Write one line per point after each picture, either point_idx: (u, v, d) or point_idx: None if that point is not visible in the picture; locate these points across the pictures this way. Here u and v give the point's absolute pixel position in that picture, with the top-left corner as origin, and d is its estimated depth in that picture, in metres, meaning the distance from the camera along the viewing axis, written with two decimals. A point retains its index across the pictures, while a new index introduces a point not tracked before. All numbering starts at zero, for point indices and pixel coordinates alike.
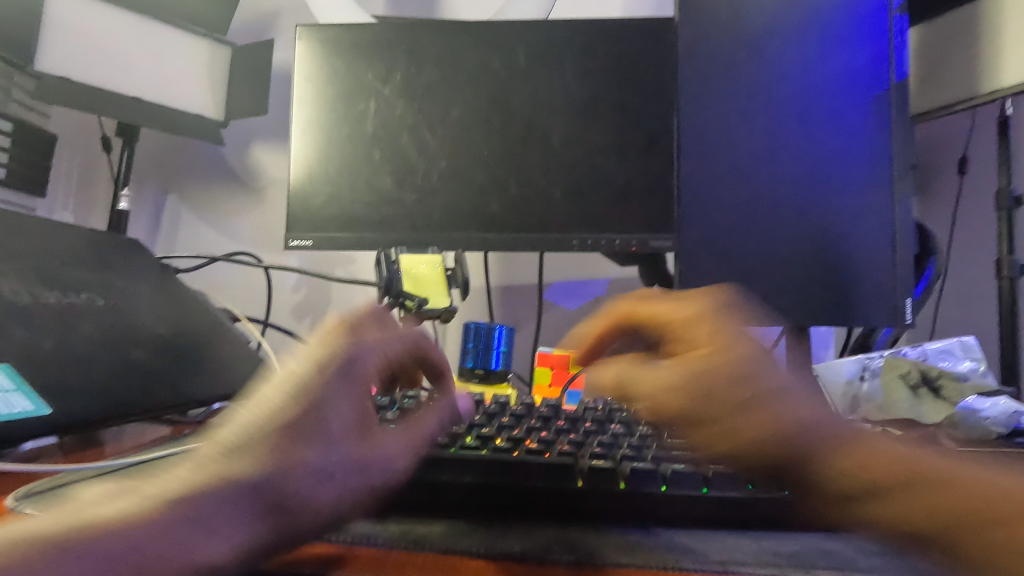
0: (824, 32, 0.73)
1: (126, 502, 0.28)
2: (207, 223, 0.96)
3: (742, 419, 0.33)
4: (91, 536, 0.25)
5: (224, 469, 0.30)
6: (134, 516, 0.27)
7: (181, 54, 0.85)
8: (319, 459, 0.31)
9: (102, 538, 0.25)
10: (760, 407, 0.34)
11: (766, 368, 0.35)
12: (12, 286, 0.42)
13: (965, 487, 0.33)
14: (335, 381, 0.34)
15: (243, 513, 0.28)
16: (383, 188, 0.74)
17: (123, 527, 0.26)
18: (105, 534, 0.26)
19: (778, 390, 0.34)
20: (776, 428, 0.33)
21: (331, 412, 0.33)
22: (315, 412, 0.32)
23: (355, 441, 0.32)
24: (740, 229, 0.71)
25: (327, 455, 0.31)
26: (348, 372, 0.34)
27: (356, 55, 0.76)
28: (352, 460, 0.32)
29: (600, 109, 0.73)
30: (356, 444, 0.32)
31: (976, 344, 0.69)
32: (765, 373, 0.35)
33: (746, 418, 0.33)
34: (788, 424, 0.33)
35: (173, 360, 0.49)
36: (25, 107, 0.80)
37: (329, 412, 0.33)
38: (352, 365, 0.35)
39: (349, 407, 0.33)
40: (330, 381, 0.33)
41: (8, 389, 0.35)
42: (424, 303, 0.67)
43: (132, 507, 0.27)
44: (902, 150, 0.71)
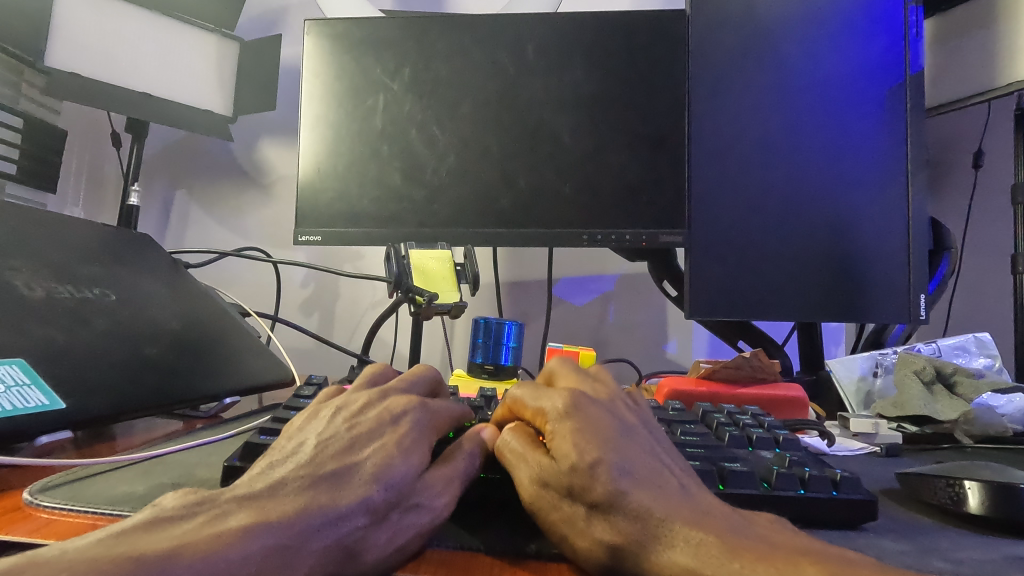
0: (837, 26, 0.72)
1: (180, 526, 0.24)
2: (216, 219, 0.97)
3: (674, 557, 0.25)
4: (164, 558, 0.22)
5: (284, 498, 0.26)
6: (204, 538, 0.23)
7: (190, 50, 0.85)
8: (384, 494, 0.28)
9: (177, 560, 0.22)
10: (598, 517, 0.28)
11: (577, 433, 0.31)
12: (25, 281, 0.43)
13: (987, 484, 0.32)
14: (403, 434, 0.33)
15: (311, 543, 0.25)
16: (392, 184, 0.73)
17: (200, 549, 0.22)
18: (178, 557, 0.22)
19: (602, 462, 0.29)
20: (626, 541, 0.27)
21: (397, 456, 0.31)
22: (381, 455, 0.30)
23: (417, 482, 0.30)
24: (752, 224, 0.71)
25: (391, 491, 0.28)
26: (415, 430, 0.34)
27: (365, 50, 0.75)
28: (414, 499, 0.29)
29: (610, 103, 0.72)
30: (417, 485, 0.30)
31: (991, 340, 0.69)
32: (595, 442, 0.30)
33: (590, 536, 0.27)
34: (633, 529, 0.27)
35: (185, 355, 0.49)
36: (35, 103, 0.80)
37: (394, 456, 0.31)
38: (418, 423, 0.34)
39: (411, 453, 0.31)
40: (399, 435, 0.33)
41: (22, 384, 0.35)
42: (433, 298, 0.64)
43: (193, 531, 0.24)
44: (917, 144, 0.70)
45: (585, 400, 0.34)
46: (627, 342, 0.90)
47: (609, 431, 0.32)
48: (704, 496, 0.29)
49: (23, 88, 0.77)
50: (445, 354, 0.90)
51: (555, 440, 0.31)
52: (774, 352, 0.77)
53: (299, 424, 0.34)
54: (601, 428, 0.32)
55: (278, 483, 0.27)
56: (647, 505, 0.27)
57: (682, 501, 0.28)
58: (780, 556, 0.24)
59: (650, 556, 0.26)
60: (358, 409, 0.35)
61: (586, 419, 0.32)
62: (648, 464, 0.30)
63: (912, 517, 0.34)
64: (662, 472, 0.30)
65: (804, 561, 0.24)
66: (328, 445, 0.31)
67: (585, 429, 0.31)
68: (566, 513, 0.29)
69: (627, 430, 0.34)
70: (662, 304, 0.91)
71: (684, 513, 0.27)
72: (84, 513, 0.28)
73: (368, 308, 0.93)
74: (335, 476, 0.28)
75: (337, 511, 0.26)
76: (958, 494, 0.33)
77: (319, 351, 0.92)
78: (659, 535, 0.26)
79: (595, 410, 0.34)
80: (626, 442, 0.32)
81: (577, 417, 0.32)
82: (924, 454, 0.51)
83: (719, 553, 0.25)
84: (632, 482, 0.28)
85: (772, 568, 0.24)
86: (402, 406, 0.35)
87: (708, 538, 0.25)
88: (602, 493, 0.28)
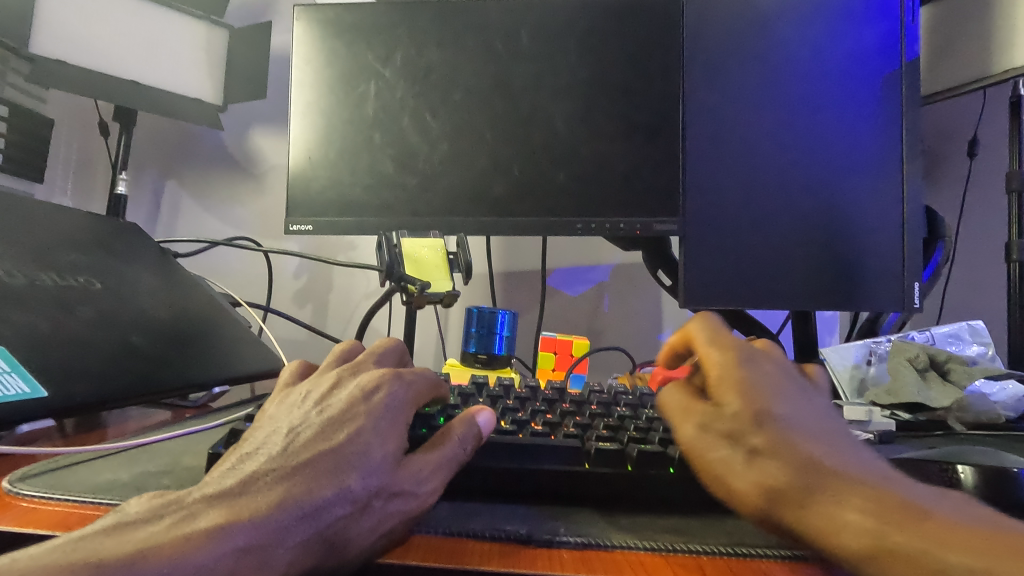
0: (834, 11, 0.71)
1: (147, 528, 0.24)
2: (207, 210, 0.95)
3: (847, 513, 0.25)
4: (127, 565, 0.21)
5: (256, 493, 0.26)
6: (172, 541, 0.23)
7: (180, 37, 0.84)
8: (363, 483, 0.27)
9: (141, 566, 0.21)
10: (761, 461, 0.28)
11: (741, 383, 0.32)
12: (8, 269, 0.42)
13: (980, 469, 0.32)
14: (376, 414, 0.32)
15: (287, 538, 0.25)
16: (384, 172, 0.73)
17: (167, 552, 0.22)
18: (143, 563, 0.22)
19: (770, 415, 0.30)
20: (791, 485, 0.27)
21: (372, 440, 0.30)
22: (357, 440, 0.30)
23: (397, 468, 0.29)
24: (746, 212, 0.70)
25: (370, 480, 0.28)
26: (390, 408, 0.33)
27: (355, 36, 0.74)
28: (396, 486, 0.28)
29: (605, 90, 0.72)
30: (398, 472, 0.29)
31: (985, 328, 0.69)
32: (761, 391, 0.31)
33: (750, 480, 0.28)
34: (802, 478, 0.27)
35: (172, 344, 0.48)
36: (21, 91, 0.79)
37: (371, 442, 0.30)
38: (393, 399, 0.33)
39: (389, 438, 0.31)
40: (373, 416, 0.31)
41: (4, 372, 0.35)
42: (426, 286, 0.64)
43: (160, 535, 0.23)
44: (911, 132, 0.69)
45: (753, 348, 0.35)
46: (621, 332, 0.90)
47: (775, 382, 0.33)
48: (875, 466, 0.29)
49: (8, 75, 0.75)
50: (439, 344, 0.89)
51: (719, 387, 0.32)
52: (768, 340, 0.77)
53: (272, 414, 0.34)
54: (770, 381, 0.33)
55: (251, 477, 0.27)
56: (818, 459, 0.28)
57: (859, 465, 0.28)
58: (983, 532, 0.24)
59: (818, 505, 0.26)
60: (330, 393, 0.34)
61: (756, 370, 0.33)
62: (813, 420, 0.31)
63: None
64: (832, 433, 0.30)
65: (957, 534, 0.24)
66: (300, 431, 0.30)
67: (752, 379, 0.32)
68: (725, 455, 0.30)
69: (795, 384, 0.34)
70: (657, 293, 0.90)
71: (856, 475, 0.27)
72: (65, 502, 0.28)
73: (362, 298, 0.93)
74: (312, 464, 0.28)
75: (313, 503, 0.26)
76: (952, 478, 0.33)
77: (312, 341, 0.91)
78: (831, 488, 0.26)
79: (763, 360, 0.34)
80: (795, 397, 0.32)
81: (745, 364, 0.33)
82: (917, 441, 0.51)
83: (896, 516, 0.25)
84: (799, 434, 0.29)
85: (965, 538, 0.23)
86: (375, 383, 0.34)
87: (881, 501, 0.25)
88: (788, 470, 0.27)
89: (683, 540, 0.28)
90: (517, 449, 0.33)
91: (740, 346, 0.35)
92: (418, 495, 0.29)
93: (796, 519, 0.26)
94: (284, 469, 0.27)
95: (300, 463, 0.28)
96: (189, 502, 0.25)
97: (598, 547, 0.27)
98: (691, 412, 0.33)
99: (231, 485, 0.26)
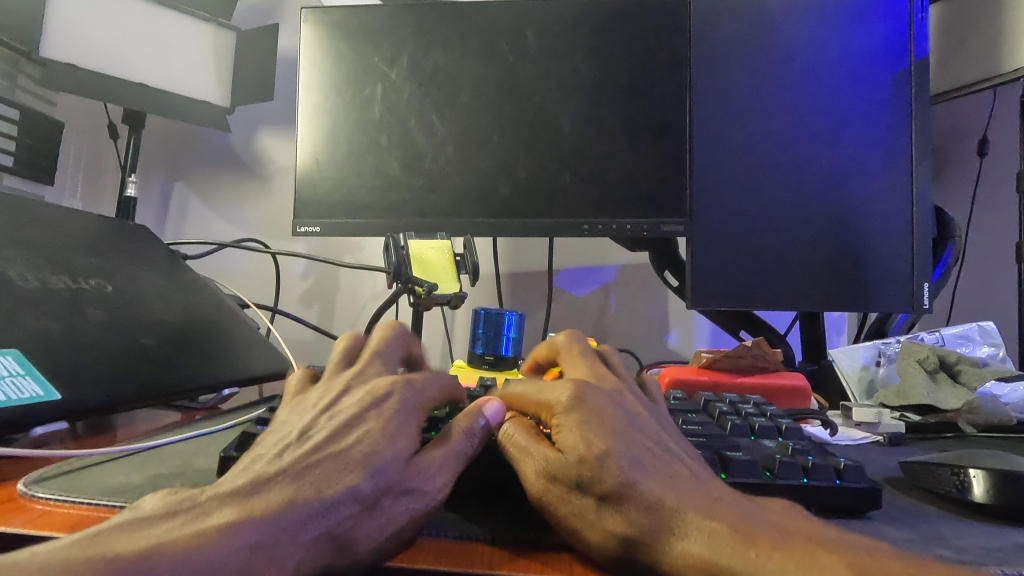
0: (841, 11, 0.71)
1: (161, 525, 0.24)
2: (215, 211, 0.96)
3: (688, 547, 0.24)
4: (141, 559, 0.21)
5: (267, 491, 0.26)
6: (185, 537, 0.23)
7: (188, 40, 0.84)
8: (372, 483, 0.28)
9: (156, 559, 0.22)
10: (608, 509, 0.27)
11: (582, 426, 0.31)
12: (21, 272, 0.42)
13: (992, 472, 0.32)
14: (388, 419, 0.32)
15: (299, 535, 0.25)
16: (391, 173, 0.73)
17: (180, 548, 0.22)
18: (157, 557, 0.22)
19: (609, 454, 0.29)
20: (638, 531, 0.26)
21: (383, 442, 0.31)
22: (368, 443, 0.30)
23: (406, 467, 0.30)
24: (753, 212, 0.70)
25: (380, 479, 0.28)
26: (401, 413, 0.33)
27: (362, 38, 0.74)
28: (406, 485, 0.29)
29: (610, 90, 0.71)
30: (408, 470, 0.30)
31: (996, 329, 0.68)
32: (602, 432, 0.30)
33: (601, 529, 0.27)
34: (644, 520, 0.26)
35: (182, 347, 0.48)
36: (32, 95, 0.80)
37: (380, 443, 0.30)
38: (404, 405, 0.34)
39: (398, 438, 0.31)
40: (384, 420, 0.32)
41: (17, 375, 0.35)
42: (433, 288, 0.64)
43: (174, 530, 0.23)
44: (920, 132, 0.69)
45: (592, 388, 0.35)
46: (628, 333, 0.90)
47: (614, 422, 0.31)
48: (721, 489, 0.28)
49: (19, 79, 0.76)
50: (446, 344, 0.89)
51: (561, 431, 0.31)
52: (776, 341, 0.77)
53: (282, 417, 0.34)
54: (608, 419, 0.32)
55: (264, 477, 0.27)
56: (658, 495, 0.27)
57: (695, 493, 0.27)
58: (796, 545, 0.24)
59: (666, 548, 0.25)
60: (339, 398, 0.35)
61: (592, 411, 0.32)
62: (655, 454, 0.30)
63: (915, 505, 0.34)
64: (670, 464, 0.29)
65: (819, 550, 0.23)
66: (311, 435, 0.31)
67: (591, 420, 0.31)
68: (575, 506, 0.28)
69: (633, 422, 0.33)
70: (664, 293, 0.90)
71: (694, 503, 0.26)
72: (79, 504, 0.28)
73: (369, 299, 0.93)
74: (320, 465, 0.28)
75: (323, 501, 0.26)
76: (962, 482, 0.33)
77: (319, 342, 0.92)
78: (673, 525, 0.25)
79: (602, 399, 0.34)
80: (635, 433, 0.31)
81: (583, 406, 0.32)
82: (927, 444, 0.50)
83: (734, 542, 0.24)
84: (641, 472, 0.28)
85: (787, 554, 0.23)
86: (386, 388, 0.35)
87: (722, 527, 0.25)
88: (636, 514, 0.26)
89: None
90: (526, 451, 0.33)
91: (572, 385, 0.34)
92: (428, 494, 0.29)
93: (657, 564, 0.25)
94: (293, 471, 0.28)
95: (308, 467, 0.28)
96: (202, 501, 0.25)
97: None
98: (532, 460, 0.31)
99: (243, 485, 0.26)
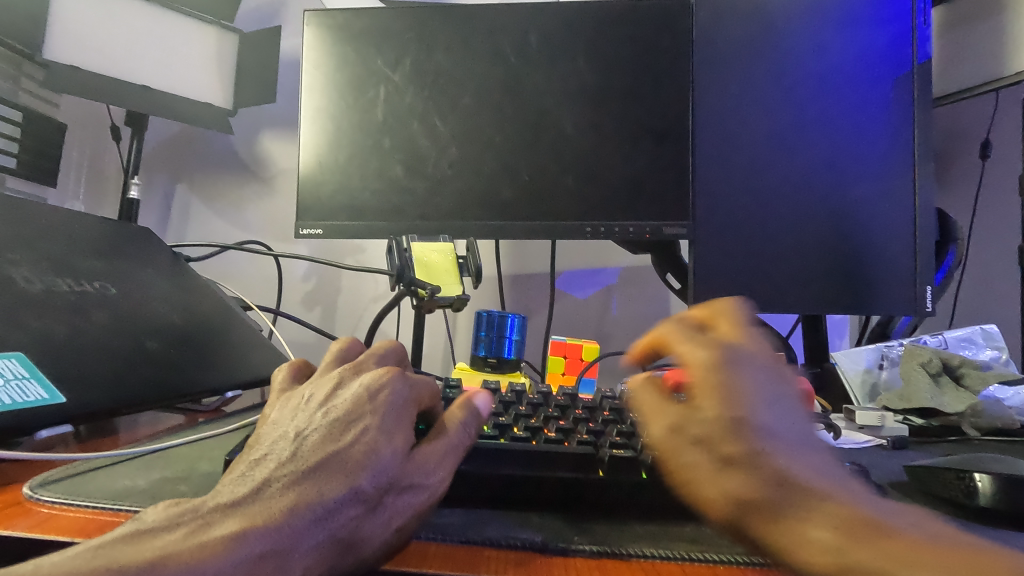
0: (844, 14, 0.71)
1: (164, 537, 0.24)
2: (217, 214, 0.96)
3: (810, 530, 0.24)
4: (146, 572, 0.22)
5: (269, 499, 0.26)
6: (189, 548, 0.23)
7: (192, 43, 0.85)
8: (373, 481, 0.27)
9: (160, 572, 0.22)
10: (732, 474, 0.27)
11: (723, 388, 0.30)
12: (25, 275, 0.42)
13: (997, 476, 0.32)
14: (382, 413, 0.31)
15: (303, 542, 0.24)
16: (393, 176, 0.73)
17: (185, 560, 0.22)
18: (162, 569, 0.22)
19: (748, 422, 0.29)
20: (753, 496, 0.26)
21: (381, 438, 0.30)
22: (365, 438, 0.29)
23: (406, 463, 0.29)
24: (756, 215, 0.70)
25: (381, 478, 0.28)
26: (395, 405, 0.32)
27: (365, 41, 0.74)
28: (407, 480, 0.28)
29: (613, 93, 0.72)
30: (407, 466, 0.29)
31: (999, 332, 0.68)
32: (744, 398, 0.30)
33: (720, 489, 0.27)
34: (768, 492, 0.26)
35: (185, 349, 0.48)
36: (35, 97, 0.80)
37: (378, 439, 0.29)
38: (398, 397, 0.33)
39: (395, 434, 0.30)
40: (379, 414, 0.31)
41: (21, 378, 0.35)
42: (436, 291, 0.65)
43: (177, 542, 0.23)
44: (923, 135, 0.69)
45: (748, 350, 0.33)
46: (630, 336, 0.90)
47: (760, 390, 0.31)
48: (848, 480, 0.28)
49: (22, 81, 0.76)
50: (448, 346, 0.89)
51: (700, 387, 0.31)
52: (779, 344, 0.77)
53: (276, 418, 0.33)
54: (757, 387, 0.31)
55: (264, 485, 0.27)
56: (791, 473, 0.27)
57: (830, 482, 0.27)
58: (959, 551, 0.23)
59: (785, 521, 0.25)
60: (333, 394, 0.34)
61: (737, 375, 0.31)
62: (795, 433, 0.29)
63: (921, 510, 0.34)
64: (807, 448, 0.29)
65: (976, 557, 0.23)
66: (307, 435, 0.30)
67: (738, 385, 0.30)
68: (699, 462, 0.29)
69: (780, 393, 0.32)
70: (666, 296, 0.90)
71: (829, 490, 0.26)
72: (83, 508, 0.28)
73: (370, 302, 0.93)
74: (322, 466, 0.28)
75: (326, 505, 0.26)
76: (968, 487, 0.33)
77: (321, 344, 0.92)
78: (797, 505, 0.25)
79: (754, 362, 0.32)
80: (779, 407, 0.30)
81: (733, 367, 0.31)
82: (931, 448, 0.50)
83: (866, 535, 0.24)
84: (777, 447, 0.28)
85: (943, 558, 0.23)
86: (378, 382, 0.33)
87: (854, 519, 0.25)
88: (764, 483, 0.26)
89: (698, 548, 0.28)
90: (529, 455, 0.33)
91: (727, 344, 0.33)
92: (428, 488, 0.29)
93: (764, 532, 0.25)
94: (294, 475, 0.27)
95: (309, 468, 0.28)
96: (204, 513, 0.25)
97: (614, 556, 0.27)
98: (666, 412, 0.32)
99: (243, 496, 0.26)
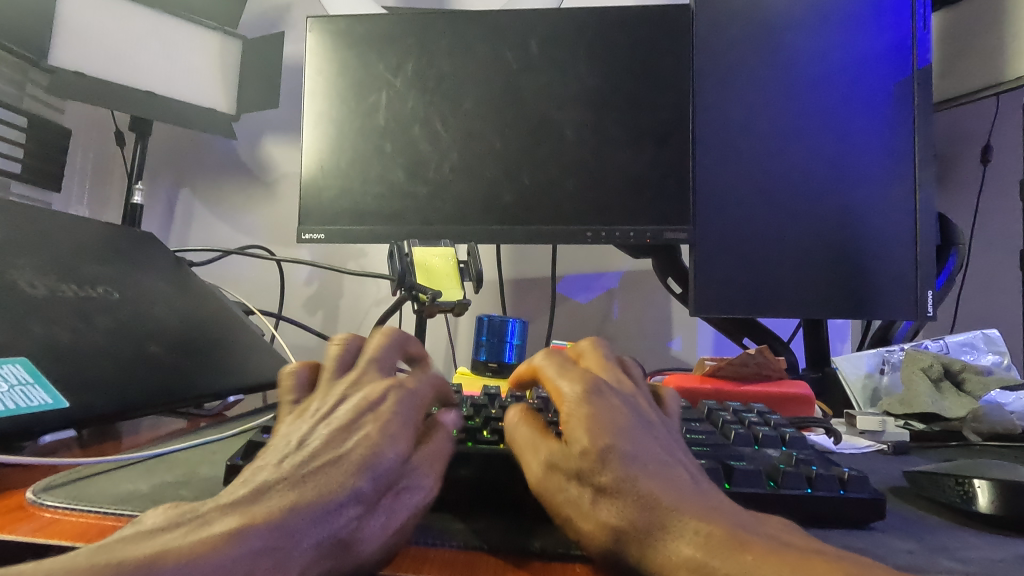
0: (844, 19, 0.71)
1: (164, 535, 0.24)
2: (219, 218, 0.97)
3: (680, 548, 0.25)
4: (148, 564, 0.21)
5: (270, 500, 0.26)
6: (189, 544, 0.23)
7: (195, 49, 0.85)
8: (371, 483, 0.28)
9: (159, 565, 0.21)
10: (604, 501, 0.28)
11: (587, 421, 0.32)
12: (29, 279, 0.43)
13: (996, 483, 0.32)
14: (384, 420, 0.33)
15: (303, 540, 0.25)
16: (395, 181, 0.73)
17: (185, 553, 0.22)
18: (161, 562, 0.22)
19: (614, 450, 0.30)
20: (630, 525, 0.26)
21: (383, 442, 0.31)
22: (365, 445, 0.31)
23: (404, 468, 0.30)
24: (757, 219, 0.70)
25: (379, 480, 0.29)
26: (398, 415, 0.34)
27: (367, 47, 0.75)
28: (404, 484, 0.30)
29: (613, 98, 0.72)
30: (405, 467, 0.30)
31: (1001, 337, 0.68)
32: (609, 429, 0.31)
33: (595, 519, 0.28)
34: (638, 514, 0.26)
35: (187, 354, 0.48)
36: (40, 102, 0.81)
37: (379, 442, 0.31)
38: (400, 406, 0.35)
39: (398, 438, 0.32)
40: (381, 422, 0.33)
41: (25, 383, 0.35)
42: (437, 296, 0.65)
43: (178, 539, 0.23)
44: (924, 139, 0.69)
45: (608, 388, 0.35)
46: (630, 340, 0.90)
47: (622, 422, 0.32)
48: (712, 493, 0.28)
49: (27, 87, 0.77)
50: (449, 350, 0.90)
51: (570, 425, 0.32)
52: (780, 349, 0.77)
53: (281, 428, 0.34)
54: (615, 418, 0.32)
55: (266, 487, 0.27)
56: (655, 493, 0.27)
57: (692, 494, 0.27)
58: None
59: (654, 544, 0.25)
60: (335, 404, 0.35)
61: (599, 409, 0.33)
62: (659, 454, 0.30)
63: (920, 515, 0.34)
64: (672, 465, 0.30)
65: (816, 560, 0.23)
66: (309, 443, 0.31)
67: (597, 417, 0.32)
68: (572, 494, 0.29)
69: (646, 424, 0.33)
70: (666, 300, 0.90)
71: (693, 507, 0.26)
72: (86, 513, 0.28)
73: (372, 306, 0.93)
74: (322, 472, 0.28)
75: (327, 507, 0.26)
76: (967, 492, 0.33)
77: (322, 348, 0.92)
78: (666, 525, 0.26)
79: (614, 399, 0.34)
80: (642, 434, 0.32)
81: (593, 403, 0.33)
82: (933, 453, 0.50)
83: (727, 545, 0.24)
84: (643, 471, 0.29)
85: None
86: (380, 393, 0.36)
87: (717, 531, 0.25)
88: (630, 506, 0.27)
89: None
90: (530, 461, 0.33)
91: (590, 383, 0.35)
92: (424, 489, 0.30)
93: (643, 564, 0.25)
94: (291, 481, 0.28)
95: (305, 476, 0.28)
96: (204, 513, 0.25)
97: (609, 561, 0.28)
98: (538, 450, 0.32)
99: (241, 498, 0.26)
